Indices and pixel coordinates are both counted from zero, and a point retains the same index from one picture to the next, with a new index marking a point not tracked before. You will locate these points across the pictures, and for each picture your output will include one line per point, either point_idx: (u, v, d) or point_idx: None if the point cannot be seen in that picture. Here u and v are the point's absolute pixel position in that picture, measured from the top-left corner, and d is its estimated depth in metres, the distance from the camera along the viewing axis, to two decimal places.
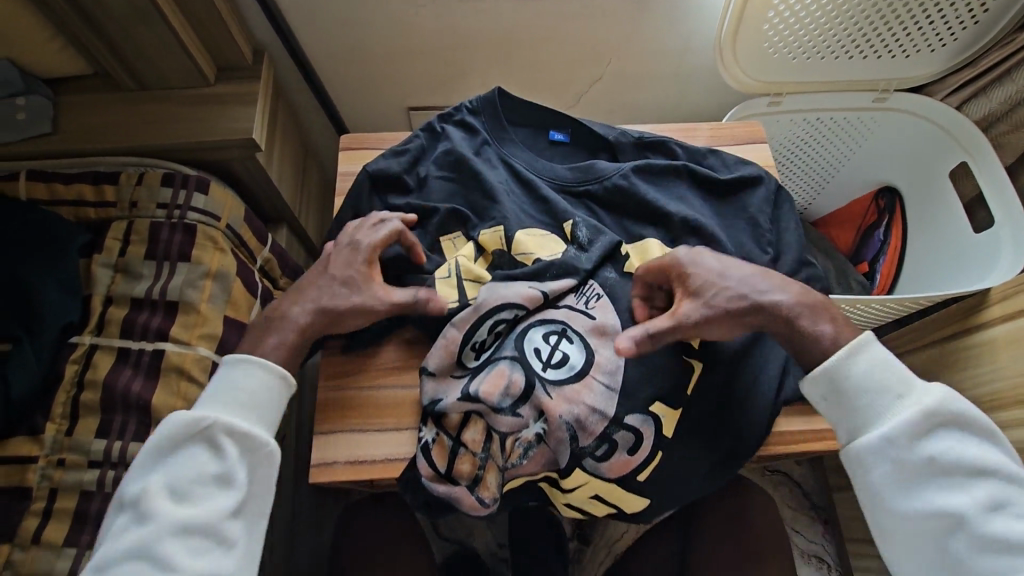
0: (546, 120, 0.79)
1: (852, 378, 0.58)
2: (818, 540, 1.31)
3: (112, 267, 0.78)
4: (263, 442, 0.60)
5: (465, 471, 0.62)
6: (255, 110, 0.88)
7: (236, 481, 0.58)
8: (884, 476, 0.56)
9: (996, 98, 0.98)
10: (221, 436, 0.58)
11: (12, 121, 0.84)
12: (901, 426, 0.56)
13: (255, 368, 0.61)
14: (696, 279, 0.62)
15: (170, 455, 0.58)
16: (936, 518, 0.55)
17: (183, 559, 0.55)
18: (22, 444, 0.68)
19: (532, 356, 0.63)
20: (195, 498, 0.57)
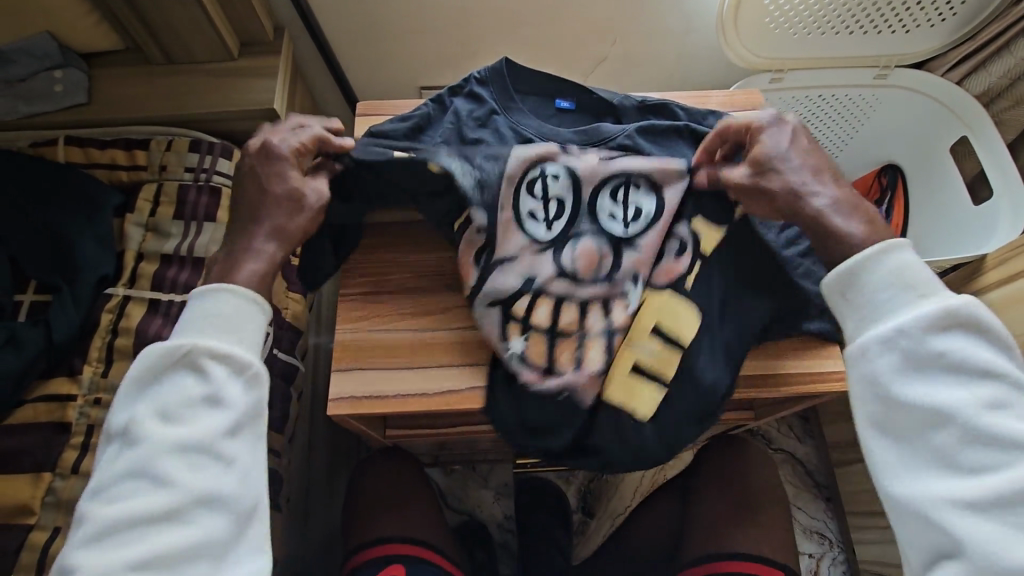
0: (553, 88, 0.83)
1: (871, 277, 0.57)
2: (821, 518, 1.27)
3: (143, 225, 0.84)
4: (248, 362, 0.58)
5: (566, 360, 0.68)
6: (277, 82, 0.92)
7: (224, 399, 0.56)
8: (889, 367, 0.55)
9: (996, 72, 1.00)
10: (205, 359, 0.56)
11: (49, 92, 0.89)
12: (916, 317, 0.54)
13: (226, 294, 0.59)
14: (764, 146, 0.66)
15: (159, 380, 0.57)
16: (933, 412, 0.53)
17: (179, 476, 0.53)
18: (64, 383, 0.76)
19: (611, 220, 0.71)
20: (187, 419, 0.55)
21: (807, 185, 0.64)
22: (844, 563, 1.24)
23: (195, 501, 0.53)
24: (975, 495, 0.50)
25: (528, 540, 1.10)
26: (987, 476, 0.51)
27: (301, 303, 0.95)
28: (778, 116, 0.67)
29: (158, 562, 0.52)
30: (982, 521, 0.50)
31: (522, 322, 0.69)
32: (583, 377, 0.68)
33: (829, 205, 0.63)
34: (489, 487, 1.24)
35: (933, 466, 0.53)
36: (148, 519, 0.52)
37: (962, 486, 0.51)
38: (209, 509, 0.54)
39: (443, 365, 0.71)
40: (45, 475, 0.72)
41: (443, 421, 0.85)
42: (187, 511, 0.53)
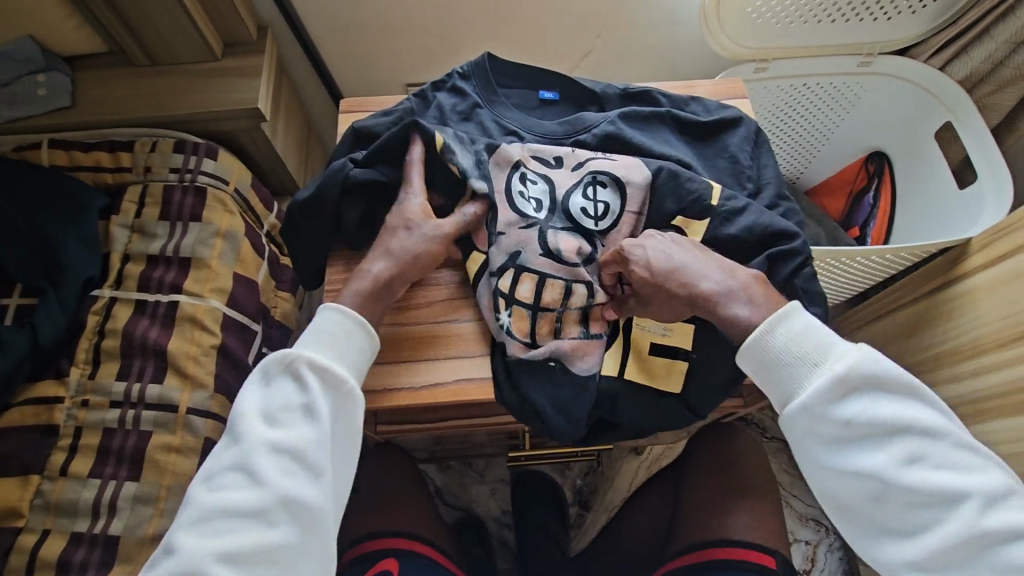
0: (535, 80, 0.83)
1: (776, 350, 0.59)
2: (816, 505, 1.28)
3: (129, 227, 0.84)
4: (343, 381, 0.59)
5: (545, 332, 0.69)
6: (260, 82, 0.92)
7: (319, 414, 0.57)
8: (811, 445, 0.58)
9: (977, 57, 1.00)
10: (305, 368, 0.59)
11: (32, 96, 0.89)
12: (812, 395, 0.57)
13: (334, 313, 0.62)
14: (638, 277, 0.65)
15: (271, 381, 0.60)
16: (866, 481, 0.56)
17: (271, 479, 0.55)
18: (51, 386, 0.76)
19: (583, 217, 0.72)
20: (288, 424, 0.58)
21: (700, 277, 0.63)
22: (840, 550, 1.24)
23: (283, 504, 0.55)
24: (919, 554, 0.55)
25: (524, 534, 1.10)
26: (929, 533, 0.55)
27: (289, 302, 0.94)
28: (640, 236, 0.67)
29: (241, 558, 0.54)
30: (939, 574, 0.55)
31: (508, 296, 0.69)
32: (566, 345, 0.68)
33: (723, 289, 0.62)
34: (486, 482, 1.24)
35: (884, 528, 0.58)
36: (238, 513, 0.55)
37: (909, 546, 0.56)
38: (294, 517, 0.56)
39: (430, 358, 0.71)
40: (33, 477, 0.73)
41: (433, 414, 0.85)
42: (275, 515, 0.55)
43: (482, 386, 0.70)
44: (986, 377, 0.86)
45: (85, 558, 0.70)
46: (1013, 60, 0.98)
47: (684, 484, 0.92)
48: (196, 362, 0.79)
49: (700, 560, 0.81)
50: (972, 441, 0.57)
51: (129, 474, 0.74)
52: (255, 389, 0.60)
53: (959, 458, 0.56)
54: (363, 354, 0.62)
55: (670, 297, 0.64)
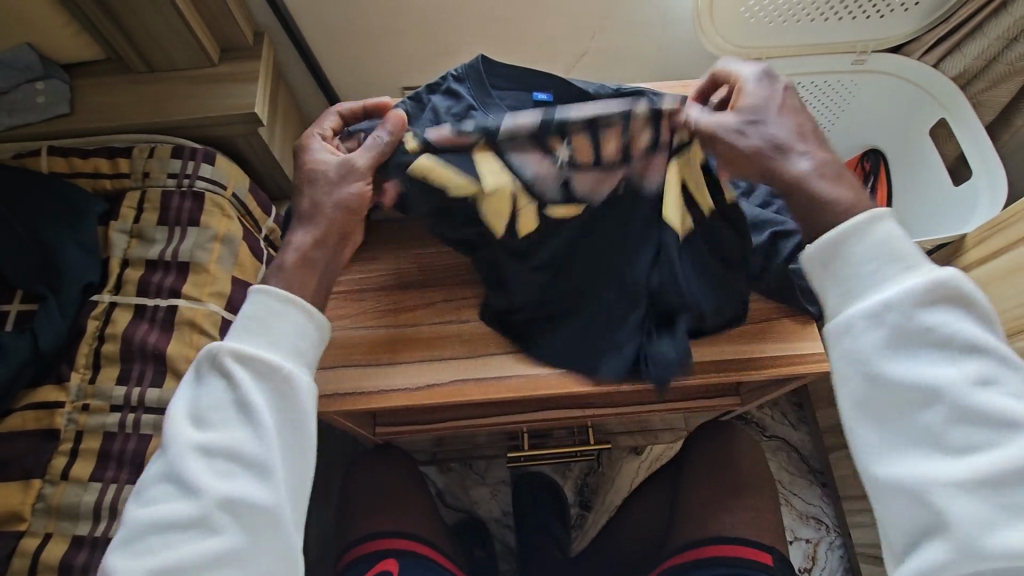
0: (530, 82, 0.84)
1: (854, 247, 0.57)
2: (817, 504, 1.28)
3: (127, 232, 0.85)
4: (273, 366, 0.58)
5: (612, 151, 0.64)
6: (257, 87, 0.93)
7: (252, 406, 0.57)
8: (875, 343, 0.55)
9: (970, 54, 1.01)
10: (231, 361, 0.58)
11: (32, 104, 0.90)
12: (902, 292, 0.54)
13: (254, 299, 0.61)
14: (749, 97, 0.62)
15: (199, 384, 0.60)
16: (917, 388, 0.53)
17: (206, 483, 0.55)
18: (51, 391, 0.76)
19: None
20: (218, 423, 0.58)
21: (792, 141, 0.60)
22: (841, 548, 1.24)
23: (223, 505, 0.55)
24: (959, 474, 0.51)
25: (525, 535, 1.11)
26: (977, 456, 0.52)
27: None
28: (768, 71, 0.64)
29: (181, 569, 0.54)
30: (966, 500, 0.51)
31: (565, 137, 0.62)
32: (631, 165, 0.65)
33: (813, 169, 0.60)
34: (486, 484, 1.24)
35: (921, 445, 0.54)
36: (177, 521, 0.55)
37: (945, 466, 0.52)
38: (238, 518, 0.56)
39: (427, 359, 0.70)
40: (35, 481, 0.73)
41: (433, 414, 0.85)
42: (216, 519, 0.55)
43: (478, 386, 0.69)
44: None
45: (86, 560, 0.71)
46: (1006, 57, 0.98)
47: (683, 482, 0.92)
48: None
49: (717, 555, 0.80)
50: None
51: (129, 478, 0.75)
52: (189, 393, 0.61)
53: None
54: (297, 335, 0.61)
55: (760, 129, 0.60)
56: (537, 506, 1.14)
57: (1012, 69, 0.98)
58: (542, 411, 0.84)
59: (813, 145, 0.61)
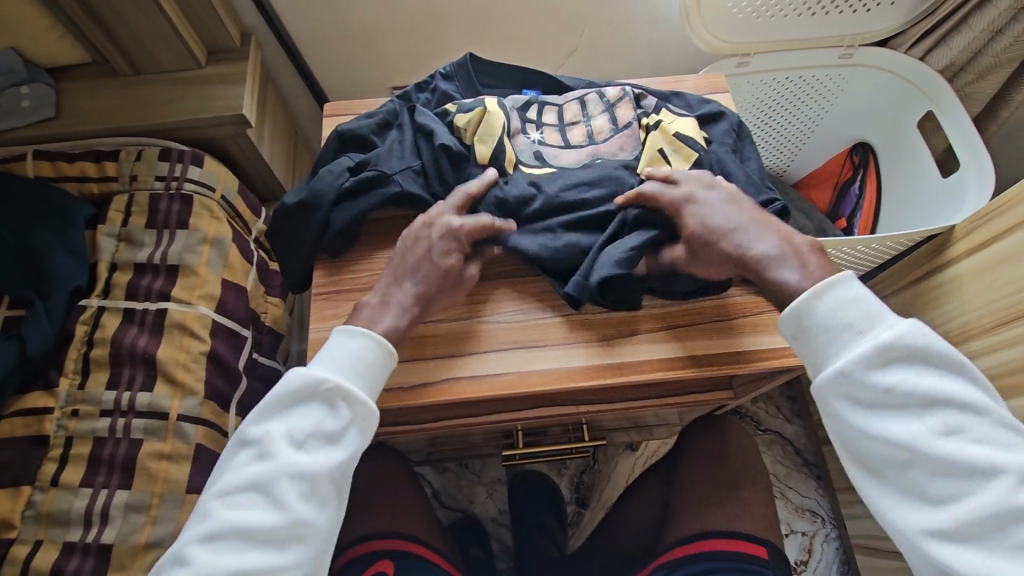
0: (518, 80, 0.84)
1: (819, 315, 0.57)
2: (812, 496, 1.28)
3: (116, 236, 0.84)
4: (371, 412, 0.60)
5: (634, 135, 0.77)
6: (244, 88, 0.92)
7: (345, 440, 0.58)
8: (845, 408, 0.56)
9: (956, 46, 1.01)
10: (336, 397, 0.58)
11: (16, 108, 0.89)
12: (857, 357, 0.55)
13: (369, 340, 0.61)
14: (693, 224, 0.64)
15: (296, 405, 0.59)
16: (896, 448, 0.54)
17: (293, 502, 0.55)
18: (40, 397, 0.76)
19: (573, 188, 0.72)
20: (309, 449, 0.58)
21: (750, 240, 0.62)
22: (837, 540, 1.25)
23: (299, 530, 0.56)
24: (944, 523, 0.53)
25: (523, 534, 1.10)
26: (957, 504, 0.53)
27: (280, 308, 0.94)
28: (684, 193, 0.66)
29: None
30: (960, 544, 0.52)
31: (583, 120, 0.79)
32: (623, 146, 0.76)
33: (774, 253, 0.61)
34: (482, 483, 1.25)
35: (909, 497, 0.55)
36: (253, 532, 0.55)
37: (929, 516, 0.53)
38: (304, 542, 0.56)
39: (418, 358, 0.69)
40: (24, 488, 0.72)
41: (426, 415, 0.85)
42: (286, 539, 0.56)
43: (469, 385, 0.68)
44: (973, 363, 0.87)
45: (78, 566, 0.71)
46: (991, 49, 0.99)
47: (678, 476, 0.93)
48: (186, 368, 0.79)
49: (714, 550, 0.80)
50: (1011, 423, 0.55)
51: (120, 483, 0.74)
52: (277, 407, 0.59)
53: (998, 436, 0.54)
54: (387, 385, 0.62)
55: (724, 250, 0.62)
56: (533, 506, 1.14)
57: (998, 61, 1.00)
58: (535, 409, 0.83)
59: (765, 230, 0.63)
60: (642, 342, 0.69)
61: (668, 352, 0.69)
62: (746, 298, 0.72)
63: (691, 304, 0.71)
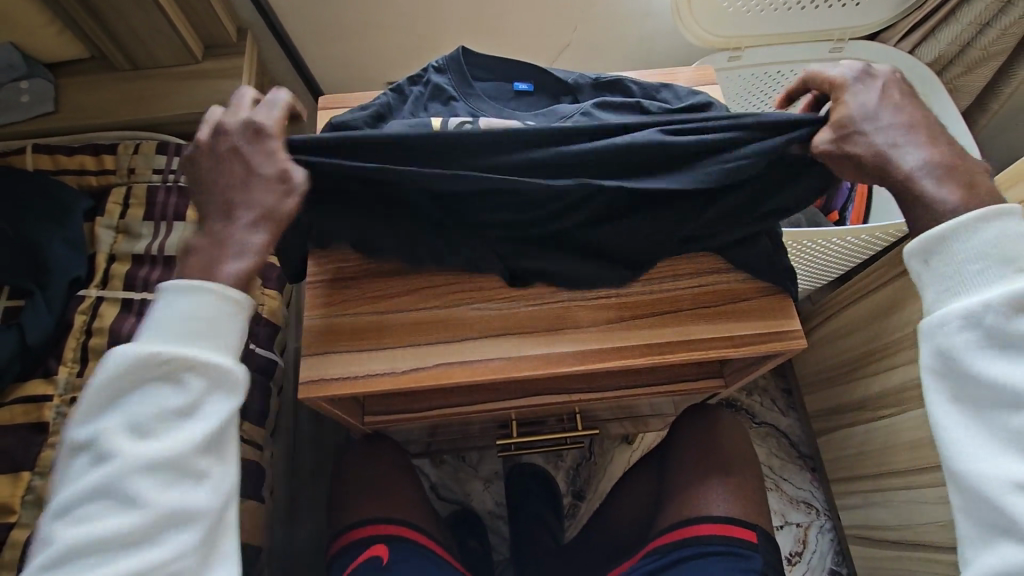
0: (510, 72, 0.85)
1: (959, 245, 0.53)
2: (807, 488, 1.29)
3: (114, 228, 0.86)
4: (230, 370, 0.54)
5: None
6: (242, 82, 0.94)
7: (206, 412, 0.53)
8: (966, 344, 0.52)
9: (944, 39, 1.02)
10: (181, 367, 0.52)
11: (15, 102, 0.90)
12: (1008, 293, 0.51)
13: (199, 292, 0.53)
14: (848, 107, 0.58)
15: (131, 389, 0.52)
16: (1013, 393, 0.51)
17: (152, 497, 0.50)
18: (39, 384, 0.77)
19: None
20: (161, 433, 0.52)
21: (893, 149, 0.56)
22: (832, 531, 1.26)
23: (171, 522, 0.51)
24: None
25: (519, 523, 1.12)
26: None
27: (277, 300, 0.97)
28: (863, 70, 0.60)
29: None
30: None
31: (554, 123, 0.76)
32: None
33: (920, 166, 0.56)
34: (479, 475, 1.26)
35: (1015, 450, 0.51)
36: (113, 540, 0.49)
37: None
38: (183, 532, 0.51)
39: (411, 344, 0.70)
40: (24, 474, 0.73)
41: (421, 405, 0.86)
42: (162, 533, 0.51)
43: (464, 369, 0.69)
44: None
45: None
46: (978, 42, 1.01)
47: (670, 465, 0.94)
48: None
49: (728, 535, 0.81)
50: None
51: None
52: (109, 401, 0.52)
53: None
54: (240, 330, 0.56)
55: (875, 131, 0.56)
56: (529, 498, 1.15)
57: (986, 53, 1.02)
58: (528, 398, 0.84)
59: (919, 145, 0.56)
60: (635, 328, 0.70)
61: (659, 339, 0.70)
62: (735, 284, 0.72)
63: (679, 290, 0.72)
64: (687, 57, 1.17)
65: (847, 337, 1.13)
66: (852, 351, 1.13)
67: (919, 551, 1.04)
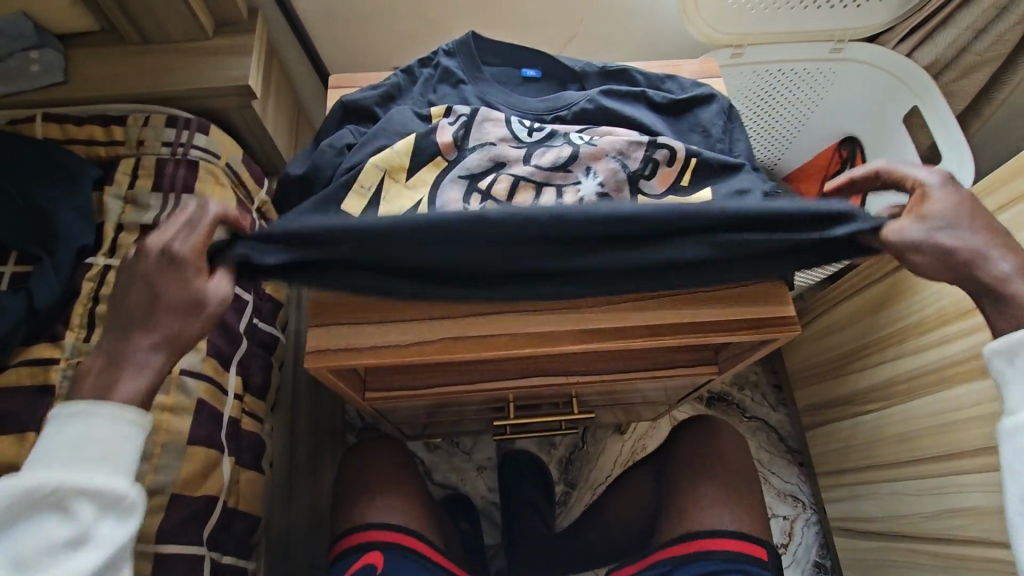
0: (519, 58, 0.87)
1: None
2: (794, 481, 1.32)
3: (122, 198, 0.87)
4: (120, 493, 0.56)
5: (594, 153, 0.74)
6: (250, 59, 0.94)
7: (91, 542, 0.55)
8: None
9: (942, 43, 1.05)
10: (65, 496, 0.54)
11: (25, 71, 0.91)
12: None
13: (90, 414, 0.56)
14: (939, 204, 0.62)
15: (20, 521, 0.55)
16: None
17: None
18: (46, 348, 0.78)
19: (549, 180, 0.73)
20: (46, 564, 0.54)
21: (988, 250, 0.60)
22: (817, 524, 1.29)
23: None
24: None
25: (513, 509, 1.13)
26: None
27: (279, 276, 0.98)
28: (945, 175, 0.65)
29: None
30: None
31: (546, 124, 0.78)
32: (586, 149, 0.74)
33: (1012, 269, 0.60)
34: (473, 462, 1.27)
35: None
36: None
37: None
38: None
39: (415, 319, 0.72)
40: (29, 435, 0.74)
41: (420, 382, 0.87)
42: None
43: (467, 345, 0.71)
44: (952, 345, 0.90)
45: None
46: (974, 48, 1.03)
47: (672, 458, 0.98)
48: None
49: (744, 551, 0.82)
50: None
51: None
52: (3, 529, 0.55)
53: None
54: (132, 453, 0.57)
55: (946, 234, 0.61)
56: (525, 486, 1.17)
57: (981, 59, 1.04)
58: (524, 379, 0.86)
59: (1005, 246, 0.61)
60: (637, 309, 0.72)
61: (662, 321, 0.72)
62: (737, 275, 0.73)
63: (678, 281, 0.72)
64: (692, 50, 1.18)
65: (838, 333, 1.16)
66: (842, 347, 1.15)
67: (903, 542, 1.06)
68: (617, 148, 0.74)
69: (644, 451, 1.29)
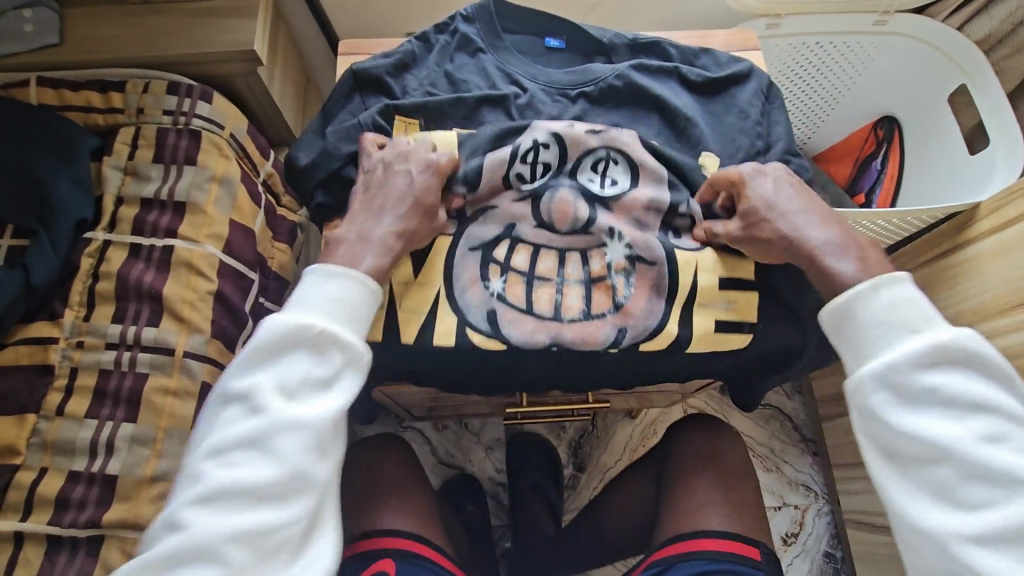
0: (543, 26, 0.81)
1: (868, 313, 0.57)
2: (806, 471, 1.29)
3: (121, 169, 0.83)
4: (359, 354, 0.57)
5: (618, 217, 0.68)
6: (255, 23, 0.88)
7: (337, 387, 0.56)
8: (887, 402, 0.55)
9: (997, 16, 0.97)
10: (327, 342, 0.56)
11: (18, 32, 0.85)
12: (909, 357, 0.54)
13: (348, 280, 0.58)
14: (754, 197, 0.64)
15: (279, 355, 0.56)
16: (931, 445, 0.53)
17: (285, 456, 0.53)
18: (44, 326, 0.75)
19: (574, 254, 0.67)
20: (301, 399, 0.55)
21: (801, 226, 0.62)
22: (829, 514, 1.26)
23: (297, 479, 0.53)
24: (976, 526, 0.51)
25: (521, 495, 1.12)
26: (990, 509, 0.51)
27: (286, 254, 0.94)
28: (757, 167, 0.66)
29: (257, 534, 0.52)
30: (1003, 548, 0.50)
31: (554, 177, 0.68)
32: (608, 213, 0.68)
33: (823, 244, 0.61)
34: (481, 442, 1.25)
35: (936, 494, 0.53)
36: (250, 490, 0.52)
37: (958, 519, 0.51)
38: (301, 493, 0.54)
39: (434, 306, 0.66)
40: (29, 416, 0.72)
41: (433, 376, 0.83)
42: (288, 489, 0.53)
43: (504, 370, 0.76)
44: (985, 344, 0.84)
45: (84, 493, 0.71)
46: None
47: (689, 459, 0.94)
48: (192, 306, 0.78)
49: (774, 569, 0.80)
50: None
51: (125, 415, 0.74)
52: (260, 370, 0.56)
53: None
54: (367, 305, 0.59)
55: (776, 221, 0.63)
56: (534, 473, 1.15)
57: None
58: None
59: (817, 221, 0.63)
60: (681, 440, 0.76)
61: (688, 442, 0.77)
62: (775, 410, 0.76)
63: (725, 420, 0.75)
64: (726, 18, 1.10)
65: None
66: None
67: None
68: (636, 209, 0.68)
69: (653, 436, 1.26)
